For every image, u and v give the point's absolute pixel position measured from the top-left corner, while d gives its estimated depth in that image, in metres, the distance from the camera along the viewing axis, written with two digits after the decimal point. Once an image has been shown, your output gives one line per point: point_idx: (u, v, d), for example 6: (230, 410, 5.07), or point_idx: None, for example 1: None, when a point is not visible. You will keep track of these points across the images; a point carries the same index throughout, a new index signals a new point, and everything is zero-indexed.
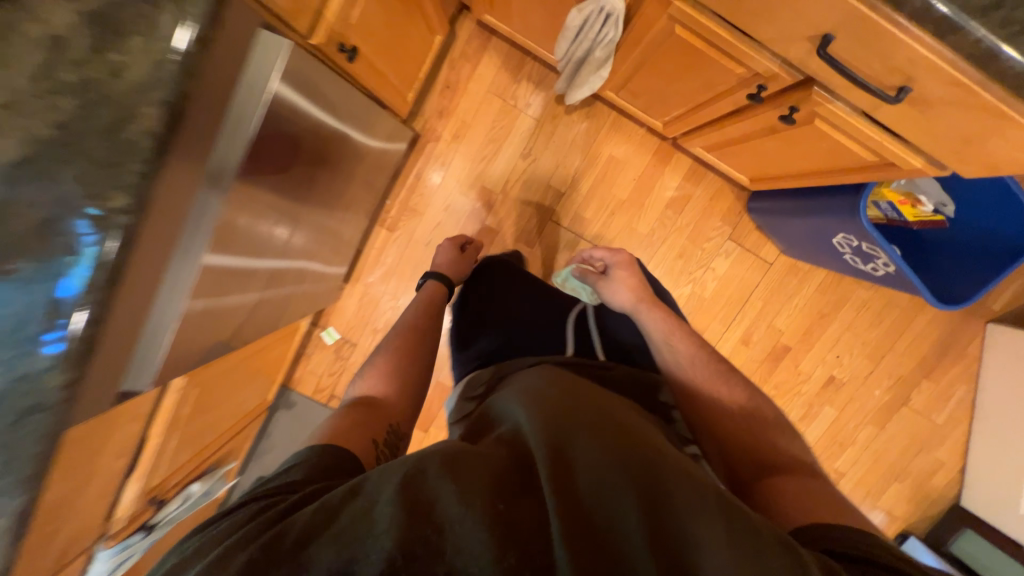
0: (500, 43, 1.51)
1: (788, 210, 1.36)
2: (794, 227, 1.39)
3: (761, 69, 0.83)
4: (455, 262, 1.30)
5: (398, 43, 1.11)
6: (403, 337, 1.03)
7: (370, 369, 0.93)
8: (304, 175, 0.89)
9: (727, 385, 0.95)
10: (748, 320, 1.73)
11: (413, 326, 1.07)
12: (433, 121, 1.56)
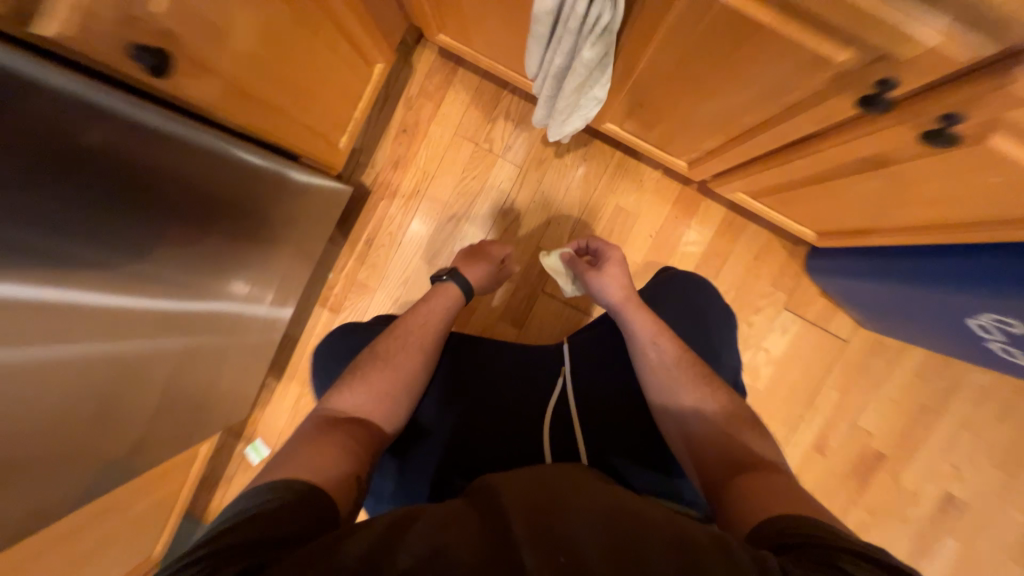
0: (469, 75, 1.19)
1: (885, 275, 0.91)
2: (890, 298, 0.95)
3: (900, 44, 0.45)
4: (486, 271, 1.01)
5: (302, 62, 0.79)
6: (403, 349, 0.80)
7: (353, 385, 0.74)
8: (239, 228, 0.77)
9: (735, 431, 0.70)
10: (820, 418, 1.26)
11: (419, 343, 0.82)
12: (387, 173, 1.22)
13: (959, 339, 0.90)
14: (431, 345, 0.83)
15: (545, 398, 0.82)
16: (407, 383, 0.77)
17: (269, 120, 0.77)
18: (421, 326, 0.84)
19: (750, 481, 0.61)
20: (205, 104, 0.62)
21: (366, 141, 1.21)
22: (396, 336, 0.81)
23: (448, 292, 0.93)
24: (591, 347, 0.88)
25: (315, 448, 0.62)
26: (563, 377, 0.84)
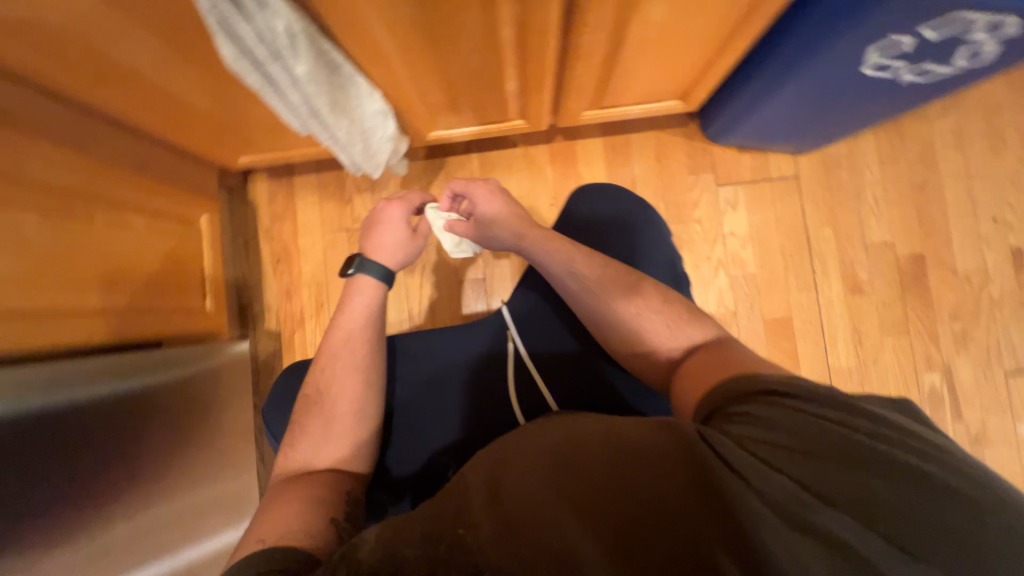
0: (305, 176, 1.17)
1: (771, 84, 0.83)
2: (790, 98, 0.85)
3: None
4: (409, 247, 0.76)
5: (104, 254, 0.73)
6: (337, 378, 0.64)
7: (302, 434, 0.61)
8: (130, 452, 0.74)
9: (686, 330, 0.64)
10: (831, 261, 1.11)
11: (355, 360, 0.65)
12: (285, 307, 1.15)
13: (874, 92, 0.82)
14: (372, 354, 0.66)
15: (502, 375, 0.71)
16: (361, 409, 0.63)
17: (84, 329, 0.69)
18: (349, 337, 0.66)
19: (709, 369, 0.57)
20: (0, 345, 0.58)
21: (251, 291, 1.15)
22: (328, 361, 0.65)
23: (363, 286, 0.70)
24: (522, 295, 0.77)
25: (268, 523, 0.49)
26: (514, 341, 0.72)
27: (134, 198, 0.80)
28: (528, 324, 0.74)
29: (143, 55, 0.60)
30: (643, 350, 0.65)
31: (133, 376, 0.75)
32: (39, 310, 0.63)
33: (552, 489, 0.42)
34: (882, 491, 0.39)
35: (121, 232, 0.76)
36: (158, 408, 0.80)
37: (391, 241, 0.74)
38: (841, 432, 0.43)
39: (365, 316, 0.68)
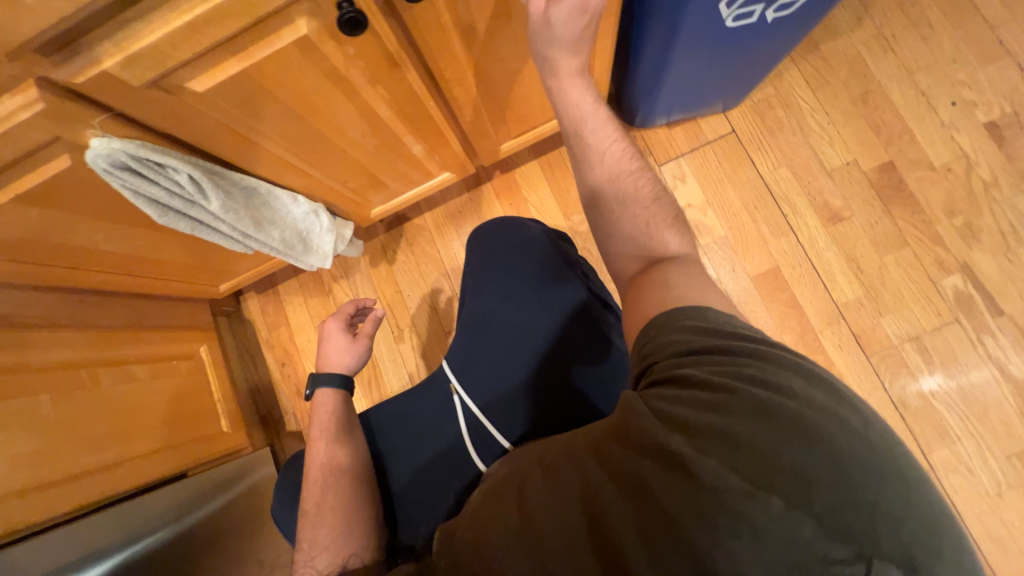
0: (287, 281, 1.27)
1: (660, 59, 0.86)
2: (682, 65, 0.88)
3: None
4: (351, 353, 0.86)
5: (121, 408, 0.82)
6: (326, 482, 0.69)
7: (315, 547, 0.64)
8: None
9: (671, 241, 0.59)
10: (799, 199, 1.08)
11: (335, 461, 0.70)
12: (298, 405, 1.21)
13: (762, 35, 0.82)
14: (347, 453, 0.71)
15: (459, 432, 0.71)
16: (350, 503, 0.66)
17: (109, 481, 0.76)
18: (326, 441, 0.73)
19: (679, 278, 0.53)
20: (38, 515, 0.66)
21: (267, 400, 1.23)
22: (314, 470, 0.71)
23: (325, 395, 0.81)
24: (454, 343, 0.77)
25: None
26: (459, 394, 0.73)
27: (137, 354, 0.89)
28: (466, 370, 0.73)
29: (100, 239, 0.70)
30: (619, 261, 0.61)
31: (163, 528, 0.80)
32: (67, 475, 0.71)
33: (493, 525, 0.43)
34: (796, 460, 0.36)
35: (130, 388, 0.85)
36: (194, 549, 0.84)
37: (336, 348, 0.87)
38: (764, 393, 0.39)
39: (334, 420, 0.76)
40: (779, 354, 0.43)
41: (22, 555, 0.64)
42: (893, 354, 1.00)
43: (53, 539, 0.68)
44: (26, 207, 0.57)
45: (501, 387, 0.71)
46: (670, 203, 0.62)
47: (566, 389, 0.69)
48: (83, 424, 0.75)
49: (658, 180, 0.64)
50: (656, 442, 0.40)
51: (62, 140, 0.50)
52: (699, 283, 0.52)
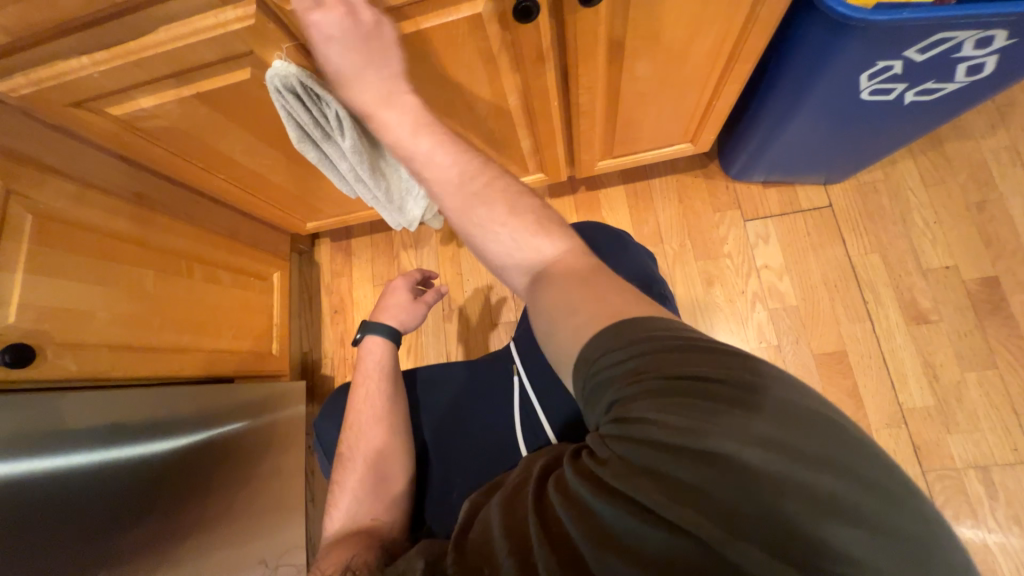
0: (361, 237, 1.34)
1: (780, 117, 0.86)
2: (800, 128, 0.88)
3: None
4: (409, 314, 0.87)
5: (202, 305, 0.90)
6: (363, 426, 0.71)
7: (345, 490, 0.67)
8: (200, 485, 0.84)
9: (535, 243, 0.50)
10: (885, 290, 1.04)
11: (376, 410, 0.73)
12: (339, 352, 1.27)
13: (892, 116, 0.82)
14: (392, 412, 0.73)
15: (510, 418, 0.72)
16: (389, 463, 0.69)
17: (175, 364, 0.83)
18: (375, 395, 0.74)
19: (570, 302, 0.44)
20: (117, 372, 0.73)
21: (312, 340, 1.29)
22: (356, 420, 0.72)
23: (374, 343, 0.81)
24: (522, 328, 0.77)
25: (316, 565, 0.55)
26: (519, 376, 0.73)
27: (226, 262, 0.98)
28: (527, 356, 0.73)
29: (236, 148, 0.79)
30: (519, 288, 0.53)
31: (200, 425, 0.86)
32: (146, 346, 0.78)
33: (502, 534, 0.40)
34: (772, 521, 0.31)
35: (213, 289, 0.93)
36: (218, 457, 0.89)
37: (396, 303, 0.87)
38: (743, 418, 0.34)
39: (385, 375, 0.77)
40: (702, 360, 0.36)
41: (97, 402, 0.69)
42: (953, 476, 0.93)
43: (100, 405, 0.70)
44: (200, 104, 0.65)
45: (561, 383, 0.68)
46: (526, 196, 0.53)
47: None
48: (169, 305, 0.83)
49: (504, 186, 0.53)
50: (628, 496, 0.35)
51: (254, 55, 0.58)
52: (599, 297, 0.44)
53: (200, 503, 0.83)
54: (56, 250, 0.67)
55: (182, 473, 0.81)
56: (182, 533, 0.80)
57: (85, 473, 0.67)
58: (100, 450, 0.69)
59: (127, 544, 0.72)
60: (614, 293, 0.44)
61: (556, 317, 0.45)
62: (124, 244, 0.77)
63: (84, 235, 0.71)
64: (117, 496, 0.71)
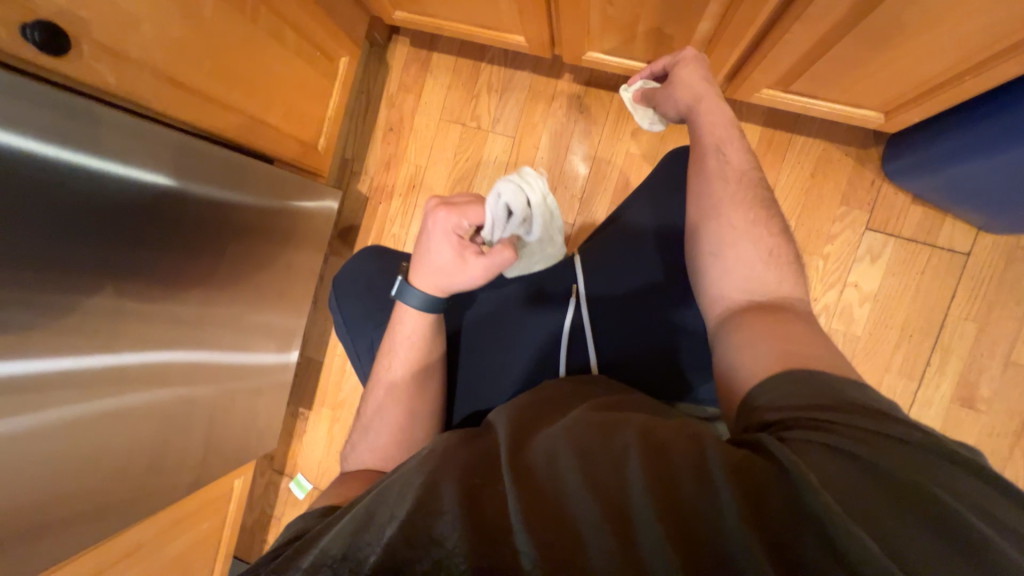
0: (444, 55, 1.13)
1: (987, 145, 0.71)
2: (997, 168, 0.73)
3: None
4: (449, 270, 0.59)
5: (261, 65, 0.77)
6: (414, 341, 0.64)
7: (374, 418, 0.64)
8: (228, 253, 0.80)
9: (769, 279, 0.54)
10: (955, 362, 0.96)
11: (409, 329, 0.64)
12: (380, 176, 1.17)
13: None
14: (421, 379, 0.64)
15: (557, 325, 0.68)
16: (419, 427, 0.63)
17: (221, 121, 0.74)
18: (407, 365, 0.64)
19: (765, 335, 0.49)
20: (160, 104, 0.64)
21: (355, 149, 1.17)
22: (380, 387, 0.65)
23: (407, 313, 0.64)
24: (590, 247, 0.72)
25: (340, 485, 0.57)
26: (577, 298, 0.68)
27: (297, 18, 0.81)
28: (591, 281, 0.69)
29: None
30: (705, 301, 0.58)
31: (241, 195, 0.80)
32: (198, 90, 0.68)
33: (572, 458, 0.39)
34: (929, 508, 0.33)
35: (275, 49, 0.79)
36: (249, 231, 0.84)
37: (436, 264, 0.60)
38: (872, 454, 0.36)
39: (422, 347, 0.64)
40: (831, 405, 0.41)
41: (144, 139, 0.63)
42: None
43: (53, 103, 0.53)
44: None
45: (619, 323, 0.66)
46: (781, 232, 0.57)
47: (673, 371, 0.64)
48: (221, 48, 0.69)
49: (774, 222, 0.58)
50: (736, 487, 0.35)
51: None
52: (812, 344, 0.48)
53: (198, 246, 0.74)
54: None
55: (192, 225, 0.72)
56: (172, 275, 0.72)
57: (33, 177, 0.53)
58: (53, 150, 0.54)
59: (129, 272, 0.66)
60: (818, 345, 0.48)
61: (749, 342, 0.50)
62: None
63: None
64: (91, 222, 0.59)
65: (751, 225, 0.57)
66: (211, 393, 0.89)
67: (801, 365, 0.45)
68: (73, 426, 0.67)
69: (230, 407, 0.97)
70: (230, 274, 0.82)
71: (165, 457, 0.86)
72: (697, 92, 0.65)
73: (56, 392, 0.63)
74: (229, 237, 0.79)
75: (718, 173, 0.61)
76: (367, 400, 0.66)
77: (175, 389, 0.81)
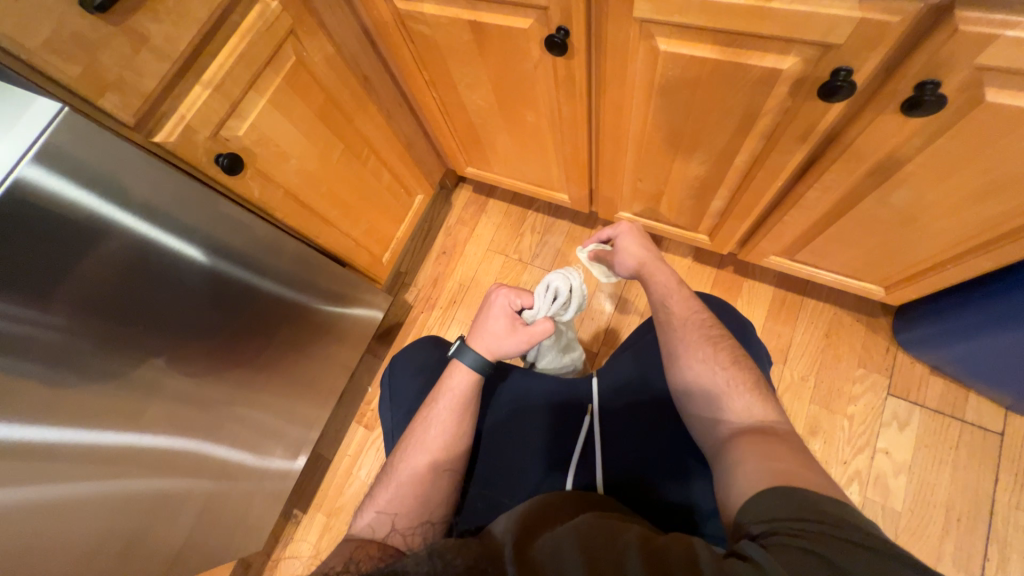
0: (499, 201, 1.37)
1: (1006, 319, 0.77)
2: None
3: (825, 40, 0.49)
4: (505, 335, 0.70)
5: (359, 193, 0.98)
6: (453, 412, 0.66)
7: (391, 488, 0.62)
8: (274, 341, 0.88)
9: (739, 405, 0.59)
10: (1016, 559, 0.86)
11: (453, 396, 0.66)
12: (427, 289, 1.32)
13: None
14: (453, 444, 0.64)
15: (571, 441, 0.69)
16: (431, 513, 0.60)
17: (318, 230, 0.90)
18: (442, 424, 0.65)
19: (752, 456, 0.51)
20: (281, 213, 0.81)
21: (410, 264, 1.35)
22: (405, 454, 0.64)
23: (459, 369, 0.68)
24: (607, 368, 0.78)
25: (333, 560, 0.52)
26: (591, 417, 0.71)
27: (394, 165, 1.05)
28: (607, 402, 0.72)
29: (468, 77, 0.83)
30: (702, 432, 0.61)
31: (304, 295, 0.92)
32: (310, 206, 0.87)
33: (574, 549, 0.40)
34: None
35: (373, 184, 1.01)
36: (298, 326, 0.94)
37: (491, 330, 0.70)
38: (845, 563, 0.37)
39: (459, 415, 0.66)
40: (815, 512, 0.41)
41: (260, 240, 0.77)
42: None
43: (206, 199, 0.67)
44: (471, 31, 0.72)
45: (633, 446, 0.67)
46: (743, 361, 0.65)
47: (684, 508, 0.62)
48: (336, 179, 0.90)
49: (733, 352, 0.66)
50: None
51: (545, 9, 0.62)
52: (796, 461, 0.49)
53: (246, 334, 0.81)
54: (296, 94, 0.75)
55: (259, 311, 0.82)
56: (221, 354, 0.77)
57: (163, 258, 0.63)
58: (204, 238, 0.68)
59: (204, 346, 0.73)
60: (808, 467, 0.49)
61: (738, 466, 0.51)
62: (336, 112, 0.84)
63: (318, 91, 0.79)
64: (183, 293, 0.67)
65: (711, 358, 0.65)
66: (219, 483, 0.87)
67: (790, 481, 0.45)
68: (96, 497, 0.65)
69: (234, 500, 0.93)
70: (270, 360, 0.89)
71: (149, 551, 0.79)
72: (641, 257, 0.83)
73: (101, 451, 0.63)
74: (277, 329, 0.88)
75: (670, 319, 0.72)
76: (388, 466, 0.65)
77: (179, 478, 0.77)
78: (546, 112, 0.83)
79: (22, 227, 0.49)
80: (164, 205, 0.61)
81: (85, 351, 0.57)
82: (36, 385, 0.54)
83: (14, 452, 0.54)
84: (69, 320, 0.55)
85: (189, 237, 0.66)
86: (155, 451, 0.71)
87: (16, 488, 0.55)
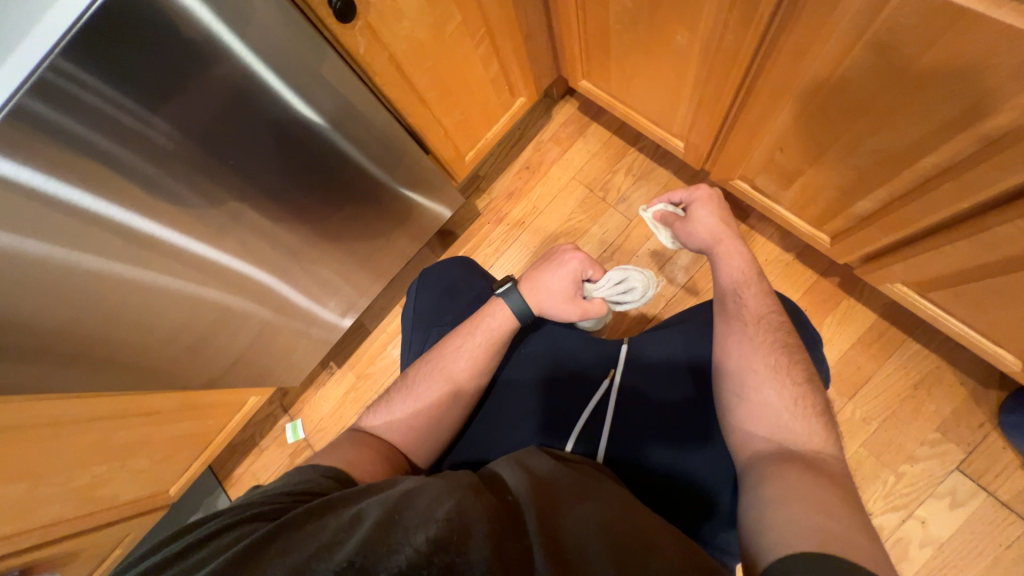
0: (602, 128, 1.23)
1: None
2: None
3: None
4: (558, 300, 0.67)
5: (461, 79, 0.89)
6: (484, 347, 0.65)
7: (407, 399, 0.64)
8: (343, 213, 0.89)
9: (793, 428, 0.54)
10: None
11: (489, 333, 0.66)
12: (499, 201, 1.26)
13: None
14: (476, 376, 0.65)
15: (586, 398, 0.66)
16: (441, 431, 0.63)
17: (411, 109, 0.85)
18: (471, 357, 0.65)
19: (796, 498, 0.46)
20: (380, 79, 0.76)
21: (490, 170, 1.28)
22: (428, 371, 0.66)
23: (500, 311, 0.67)
24: (643, 338, 0.71)
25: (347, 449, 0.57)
26: (610, 380, 0.67)
27: (506, 56, 0.94)
28: (635, 374, 0.67)
29: None
30: (740, 445, 0.56)
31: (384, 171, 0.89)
32: (410, 80, 0.80)
33: (596, 545, 0.41)
34: None
35: (479, 71, 0.91)
36: (372, 202, 0.93)
37: (548, 290, 0.67)
38: None
39: (489, 350, 0.65)
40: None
41: (353, 107, 0.73)
42: None
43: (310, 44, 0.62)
44: None
45: (649, 428, 0.64)
46: (811, 380, 0.58)
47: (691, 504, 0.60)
48: (443, 56, 0.82)
49: (804, 367, 0.59)
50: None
51: None
52: (845, 521, 0.44)
53: (323, 196, 0.81)
54: None
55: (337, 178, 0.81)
56: (299, 209, 0.79)
57: (263, 99, 0.61)
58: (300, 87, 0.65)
59: (287, 196, 0.75)
60: (861, 531, 0.43)
61: (775, 503, 0.47)
62: None
63: None
64: (274, 140, 0.67)
65: (776, 369, 0.58)
66: (280, 318, 0.97)
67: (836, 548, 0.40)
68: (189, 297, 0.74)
69: (286, 337, 1.04)
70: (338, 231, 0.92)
71: (217, 354, 0.91)
72: (718, 235, 0.72)
73: (196, 262, 0.69)
74: (350, 201, 0.88)
75: (738, 314, 0.64)
76: (409, 375, 0.67)
77: (252, 301, 0.86)
78: (704, 35, 0.68)
79: (138, 29, 0.48)
80: (269, 40, 0.58)
81: (186, 170, 0.60)
82: (150, 187, 0.58)
83: (138, 238, 0.61)
84: (174, 135, 0.56)
85: (290, 82, 0.63)
86: (240, 274, 0.78)
87: (136, 267, 0.63)
